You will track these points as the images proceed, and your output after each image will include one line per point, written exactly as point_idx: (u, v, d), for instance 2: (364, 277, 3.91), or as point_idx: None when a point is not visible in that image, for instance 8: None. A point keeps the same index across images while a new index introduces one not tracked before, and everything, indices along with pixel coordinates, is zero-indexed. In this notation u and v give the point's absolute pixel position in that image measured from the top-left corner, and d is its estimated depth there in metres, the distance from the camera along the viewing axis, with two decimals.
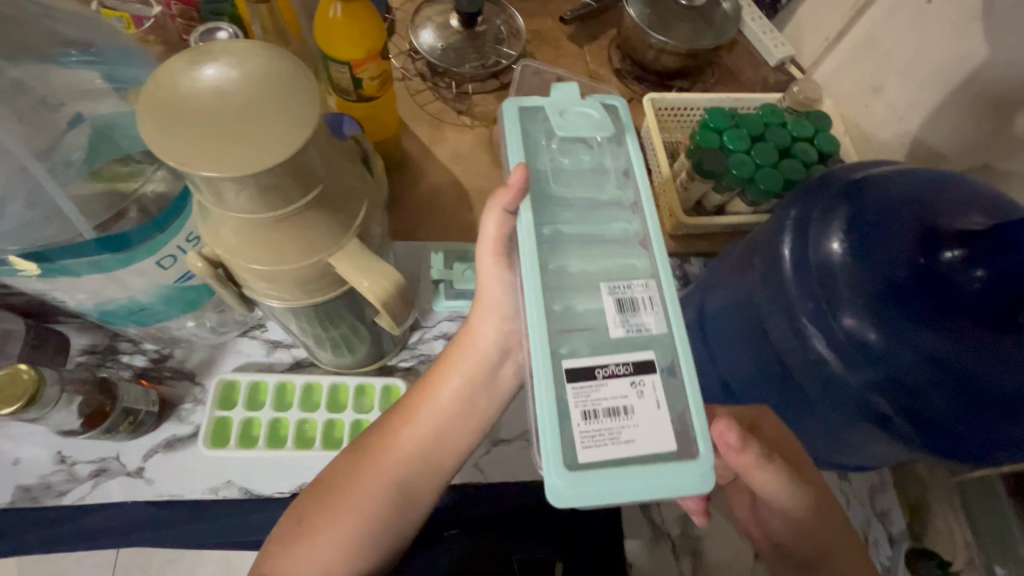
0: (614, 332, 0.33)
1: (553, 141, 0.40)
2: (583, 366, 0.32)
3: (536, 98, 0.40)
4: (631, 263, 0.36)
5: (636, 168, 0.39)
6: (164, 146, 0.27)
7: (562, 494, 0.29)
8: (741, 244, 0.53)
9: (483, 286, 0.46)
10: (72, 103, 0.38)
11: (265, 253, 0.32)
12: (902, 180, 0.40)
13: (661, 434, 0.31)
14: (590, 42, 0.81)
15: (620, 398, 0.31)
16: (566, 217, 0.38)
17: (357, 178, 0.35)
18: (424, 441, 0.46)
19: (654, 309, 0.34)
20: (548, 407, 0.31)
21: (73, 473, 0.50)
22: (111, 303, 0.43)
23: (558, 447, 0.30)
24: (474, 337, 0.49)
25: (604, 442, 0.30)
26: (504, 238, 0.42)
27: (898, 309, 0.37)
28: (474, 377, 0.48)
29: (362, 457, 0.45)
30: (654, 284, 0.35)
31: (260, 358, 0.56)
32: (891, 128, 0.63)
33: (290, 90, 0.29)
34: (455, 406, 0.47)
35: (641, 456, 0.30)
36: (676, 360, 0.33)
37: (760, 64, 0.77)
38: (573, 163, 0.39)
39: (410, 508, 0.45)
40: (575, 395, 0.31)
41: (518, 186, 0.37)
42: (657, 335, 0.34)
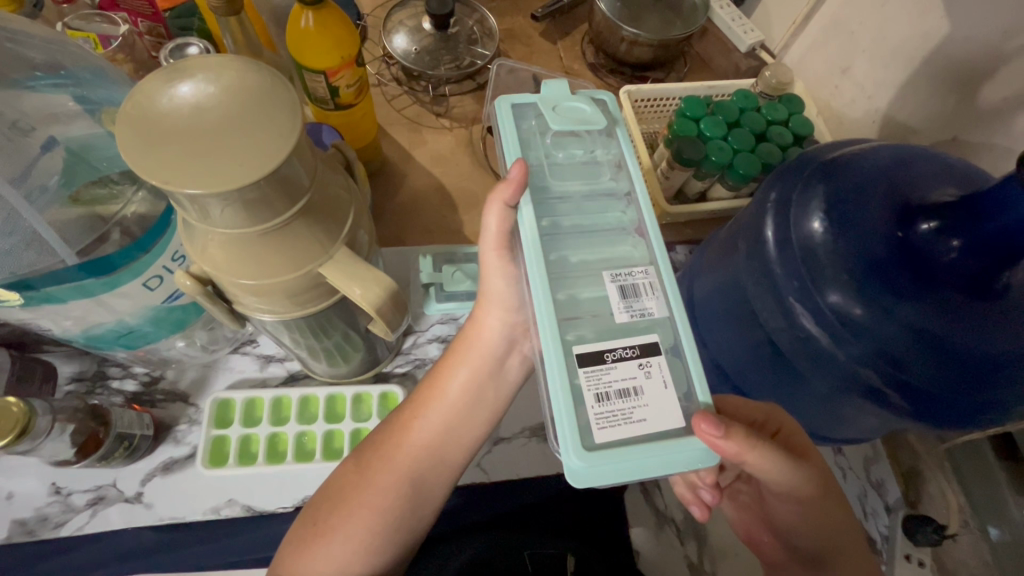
0: (619, 316, 0.34)
1: (546, 136, 0.40)
2: (592, 351, 0.32)
3: (530, 97, 0.41)
4: (627, 252, 0.37)
5: (629, 159, 0.40)
6: (144, 164, 0.26)
7: (581, 475, 0.30)
8: (723, 228, 0.53)
9: (485, 279, 0.46)
10: (45, 126, 0.38)
11: (255, 267, 0.32)
12: (876, 157, 0.41)
13: (670, 409, 0.32)
14: (562, 37, 0.81)
15: (630, 379, 0.32)
16: (560, 210, 0.38)
17: (343, 184, 0.35)
18: (427, 444, 0.46)
19: (655, 294, 0.35)
20: (563, 395, 0.31)
21: (70, 504, 0.50)
22: (98, 327, 0.42)
23: (575, 431, 0.31)
24: (472, 337, 0.49)
25: (619, 422, 0.31)
26: (507, 233, 0.42)
27: (881, 283, 0.38)
28: (474, 377, 0.48)
29: (365, 463, 0.45)
30: (653, 270, 0.36)
31: (253, 373, 0.56)
32: (862, 106, 0.65)
33: (268, 103, 0.29)
34: (456, 407, 0.47)
35: (654, 434, 0.31)
36: (679, 341, 0.34)
37: (731, 51, 0.78)
38: (565, 158, 0.40)
39: (421, 509, 0.45)
40: (588, 378, 0.32)
41: (517, 181, 0.37)
42: (658, 318, 0.35)
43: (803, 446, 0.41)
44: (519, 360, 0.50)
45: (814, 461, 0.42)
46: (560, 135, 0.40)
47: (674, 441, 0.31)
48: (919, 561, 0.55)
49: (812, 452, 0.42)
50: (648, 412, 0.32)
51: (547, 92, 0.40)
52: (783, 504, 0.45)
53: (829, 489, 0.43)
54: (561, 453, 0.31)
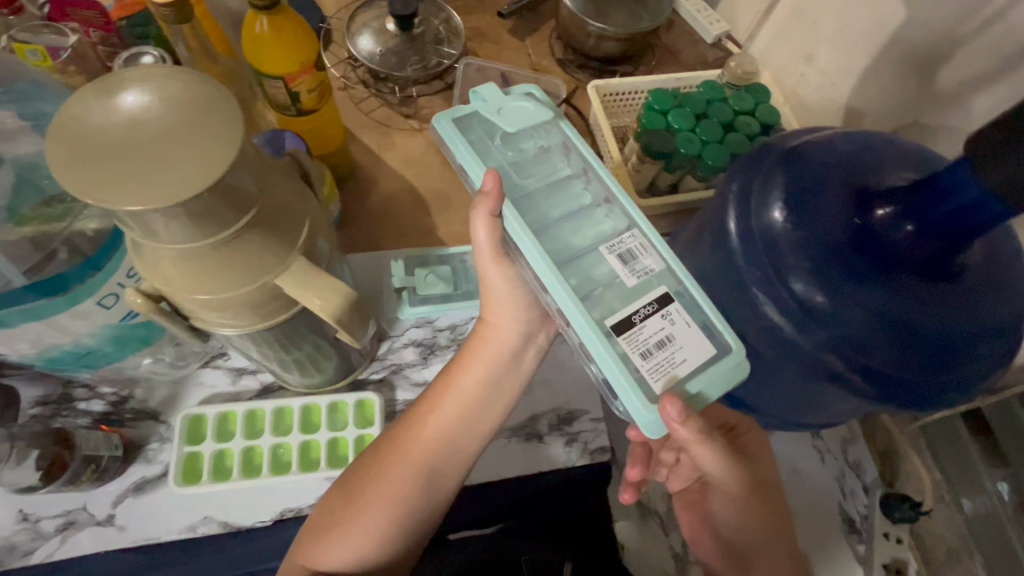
0: (629, 281, 0.35)
1: (497, 137, 0.40)
2: (619, 319, 0.34)
3: (464, 106, 0.40)
4: (604, 223, 0.38)
5: (574, 138, 0.40)
6: (79, 183, 0.26)
7: (655, 425, 0.32)
8: (691, 220, 0.52)
9: (488, 286, 0.46)
10: None
11: (208, 280, 0.31)
12: (836, 143, 0.41)
13: (702, 341, 0.34)
14: (530, 34, 0.81)
15: (661, 331, 0.34)
16: (539, 206, 0.38)
17: (296, 191, 0.35)
18: (439, 439, 0.46)
19: (650, 252, 0.36)
20: (612, 359, 0.33)
21: (39, 530, 0.48)
22: (54, 349, 0.41)
23: (636, 389, 0.32)
24: (487, 338, 0.49)
25: (668, 369, 0.33)
26: (500, 244, 0.40)
27: (842, 269, 0.38)
28: (488, 374, 0.48)
29: (375, 459, 0.46)
30: (638, 232, 0.37)
31: (225, 388, 0.55)
32: (827, 94, 0.66)
33: (209, 112, 0.28)
34: (470, 402, 0.47)
35: (700, 367, 0.33)
36: (682, 283, 0.36)
37: (698, 43, 0.79)
38: (520, 155, 0.40)
39: (433, 500, 0.46)
40: (628, 342, 0.33)
41: (495, 191, 0.36)
42: (659, 272, 0.36)
43: (757, 448, 0.50)
44: (534, 356, 0.51)
45: (764, 462, 0.50)
46: (529, 133, 0.40)
47: (715, 366, 0.34)
48: (898, 538, 0.55)
49: (763, 452, 0.51)
50: (686, 352, 0.34)
51: (481, 99, 0.40)
52: (724, 507, 0.49)
53: (769, 502, 0.49)
54: (633, 415, 0.32)
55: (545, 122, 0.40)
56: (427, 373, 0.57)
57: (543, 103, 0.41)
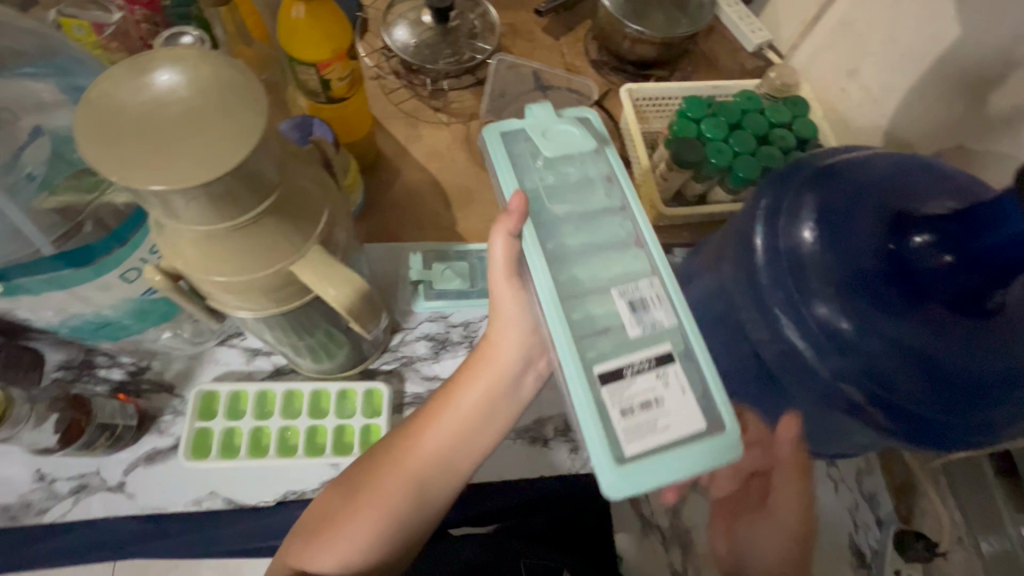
0: (632, 330, 0.34)
1: (538, 159, 0.40)
2: (609, 369, 0.33)
3: (515, 121, 0.41)
4: (630, 265, 0.37)
5: (619, 172, 0.40)
6: (103, 160, 0.26)
7: (617, 486, 0.31)
8: (718, 232, 0.50)
9: (495, 304, 0.45)
10: (29, 115, 0.38)
11: (225, 262, 0.31)
12: (873, 164, 0.40)
13: (692, 412, 0.33)
14: (565, 33, 0.80)
15: (650, 390, 0.33)
16: (562, 235, 0.38)
17: (318, 182, 0.34)
18: (437, 448, 0.45)
19: (664, 305, 0.35)
20: (586, 405, 0.32)
21: (53, 490, 0.50)
22: (77, 317, 0.42)
23: (605, 446, 0.32)
24: (488, 354, 0.47)
25: (646, 433, 0.32)
26: (513, 262, 0.41)
27: (870, 298, 0.37)
28: (488, 394, 0.46)
29: (378, 459, 0.45)
30: (658, 282, 0.36)
31: (239, 367, 0.55)
32: (868, 111, 0.64)
33: (235, 97, 0.28)
34: (463, 423, 0.46)
35: (680, 438, 0.32)
36: (690, 343, 0.34)
37: (738, 51, 0.77)
38: (559, 179, 0.40)
39: (440, 494, 0.45)
40: (611, 396, 0.33)
41: (518, 212, 0.36)
42: (669, 327, 0.35)
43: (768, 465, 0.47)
44: (534, 381, 0.48)
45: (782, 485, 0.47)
46: (572, 159, 0.40)
47: (702, 443, 0.32)
48: None
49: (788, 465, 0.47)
50: (671, 421, 0.32)
51: (532, 117, 0.40)
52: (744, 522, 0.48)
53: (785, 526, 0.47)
54: (595, 469, 0.32)
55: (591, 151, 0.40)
56: (437, 367, 0.58)
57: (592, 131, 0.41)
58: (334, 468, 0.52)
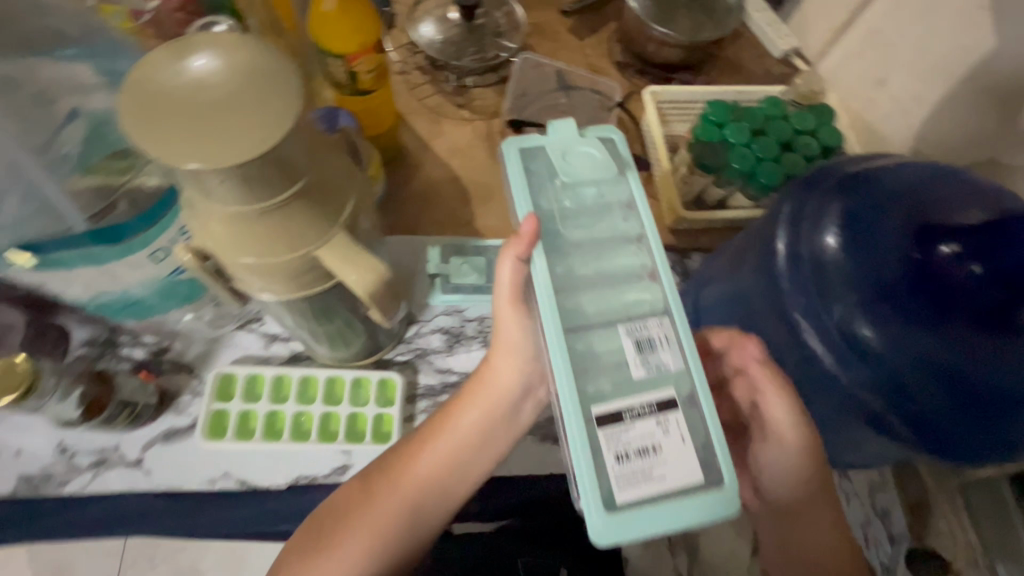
0: (636, 372, 0.34)
1: (555, 180, 0.39)
2: (608, 410, 0.33)
3: (534, 138, 0.40)
4: (641, 297, 0.36)
5: (639, 200, 0.39)
6: (143, 137, 0.27)
7: (606, 534, 0.30)
8: (740, 234, 0.49)
9: (500, 328, 0.45)
10: (67, 97, 0.40)
11: (252, 243, 0.32)
12: (905, 172, 0.39)
13: (689, 464, 0.32)
14: (591, 34, 0.80)
15: (649, 436, 0.32)
16: (572, 259, 0.37)
17: (345, 170, 0.35)
18: (446, 457, 0.46)
19: (671, 346, 0.35)
20: (582, 447, 0.32)
21: (74, 464, 0.51)
22: (106, 295, 0.43)
23: (597, 490, 0.31)
24: (488, 380, 0.47)
25: (639, 481, 0.31)
26: (520, 285, 0.41)
27: (894, 307, 0.36)
28: (486, 419, 0.47)
29: (389, 465, 0.46)
30: (668, 321, 0.36)
31: (257, 351, 0.56)
32: (895, 120, 0.63)
33: (271, 81, 0.29)
34: (468, 442, 0.47)
35: (676, 489, 0.31)
36: (695, 389, 0.34)
37: (763, 57, 0.77)
38: (575, 203, 0.39)
39: (450, 499, 0.46)
40: (607, 439, 0.32)
41: (529, 235, 0.36)
42: (676, 371, 0.34)
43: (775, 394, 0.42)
44: (532, 409, 0.50)
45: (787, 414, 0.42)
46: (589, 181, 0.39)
47: (696, 497, 0.31)
48: None
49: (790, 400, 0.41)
50: (667, 471, 0.32)
51: (555, 134, 0.39)
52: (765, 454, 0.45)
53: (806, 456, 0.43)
54: (583, 513, 0.31)
55: (610, 176, 0.39)
56: (451, 361, 0.58)
57: (613, 155, 0.40)
58: (346, 455, 0.53)
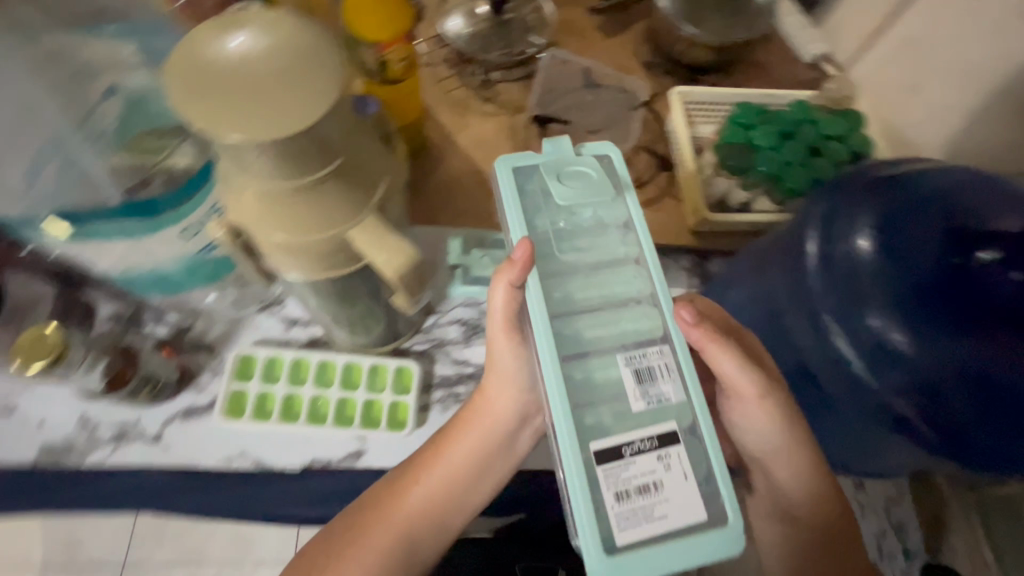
0: (636, 405, 0.34)
1: (552, 202, 0.39)
2: (608, 446, 0.32)
3: (530, 157, 0.39)
4: (640, 322, 0.36)
5: (637, 221, 0.39)
6: (187, 108, 0.27)
7: None
8: (760, 241, 0.48)
9: (494, 357, 0.44)
10: (105, 74, 0.43)
11: (284, 220, 0.32)
12: (942, 177, 0.39)
13: (691, 501, 0.32)
14: (618, 33, 0.79)
15: (649, 473, 0.32)
16: (570, 284, 0.37)
17: (377, 153, 0.35)
18: (440, 489, 0.46)
19: (671, 376, 0.35)
20: (582, 486, 0.31)
21: (95, 436, 0.52)
22: (136, 269, 0.43)
23: (598, 533, 0.31)
24: (484, 411, 0.47)
25: (640, 520, 0.31)
26: (514, 314, 0.40)
27: (926, 310, 0.36)
28: (482, 449, 0.47)
29: (382, 494, 0.47)
30: (668, 350, 0.35)
31: (277, 334, 0.57)
32: (926, 129, 0.62)
33: (313, 60, 0.29)
34: (464, 471, 0.47)
35: (677, 528, 0.31)
36: (696, 420, 0.34)
37: (793, 61, 0.76)
38: (572, 225, 0.38)
39: (447, 524, 0.47)
40: (606, 477, 0.32)
41: (523, 262, 0.35)
42: (676, 403, 0.34)
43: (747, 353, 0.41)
44: (529, 438, 0.50)
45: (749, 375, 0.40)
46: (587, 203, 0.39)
47: (698, 535, 0.31)
48: None
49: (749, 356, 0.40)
50: (668, 509, 0.32)
51: (551, 154, 0.39)
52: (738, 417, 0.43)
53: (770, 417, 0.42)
54: (583, 554, 0.31)
55: (608, 197, 0.39)
56: (468, 352, 0.58)
57: (610, 175, 0.39)
58: (361, 441, 0.54)
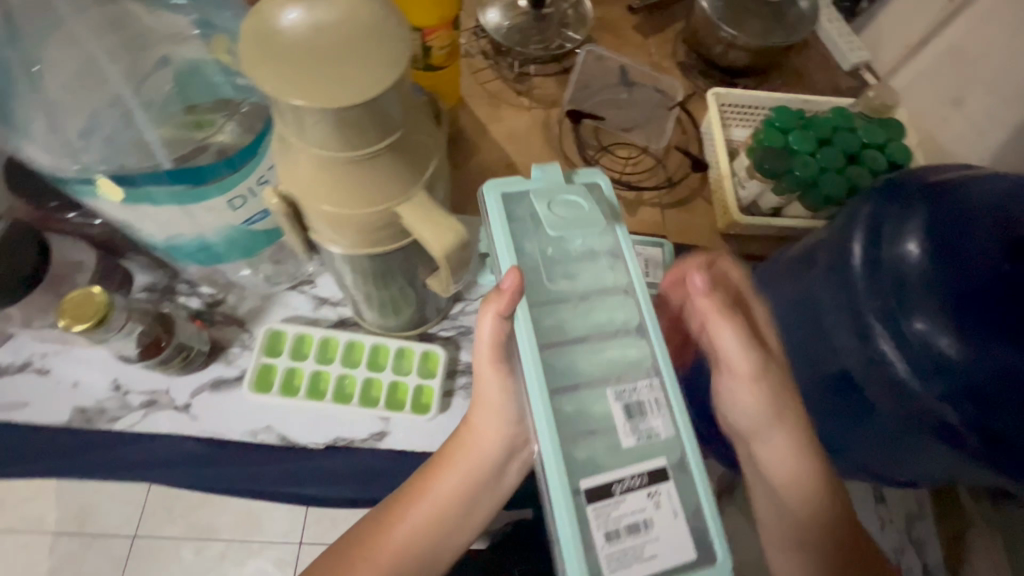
0: (626, 441, 0.32)
1: (541, 229, 0.37)
2: (597, 484, 0.31)
3: (520, 182, 0.38)
4: (630, 355, 0.35)
5: (627, 250, 0.37)
6: (258, 69, 0.28)
7: None
8: (797, 244, 0.50)
9: (480, 389, 0.42)
10: (162, 46, 0.43)
11: (336, 190, 0.32)
12: (993, 184, 0.38)
13: (681, 541, 0.31)
14: (655, 33, 0.79)
15: (639, 512, 0.31)
16: (562, 313, 0.35)
17: (430, 132, 0.35)
18: (424, 530, 0.45)
19: (662, 412, 0.33)
20: (568, 517, 0.30)
21: (126, 401, 0.53)
22: (180, 237, 0.44)
23: None
24: (469, 447, 0.46)
25: (630, 562, 0.30)
26: (500, 345, 0.38)
27: (976, 318, 0.35)
28: (468, 486, 0.46)
29: (366, 533, 0.45)
30: (658, 384, 0.34)
31: (307, 313, 0.57)
32: (967, 143, 0.61)
33: (379, 31, 0.29)
34: (449, 509, 0.46)
35: (667, 570, 0.30)
36: (687, 455, 0.32)
37: (832, 69, 0.75)
38: (562, 252, 0.37)
39: (436, 561, 0.46)
40: (596, 516, 0.30)
41: (511, 290, 0.34)
42: (667, 439, 0.33)
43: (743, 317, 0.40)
44: (517, 470, 0.48)
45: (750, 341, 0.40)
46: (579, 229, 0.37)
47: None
48: None
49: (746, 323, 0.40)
50: (658, 548, 0.30)
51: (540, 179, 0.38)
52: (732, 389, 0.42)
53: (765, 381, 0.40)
54: None
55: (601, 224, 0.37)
56: None
57: (601, 203, 0.38)
58: (384, 422, 0.54)
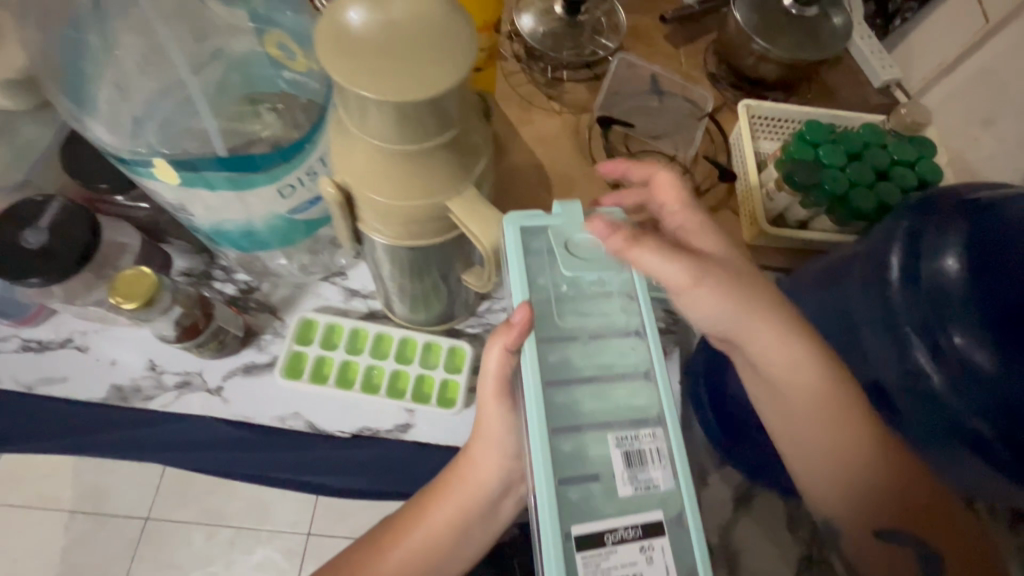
0: (623, 490, 0.31)
1: (555, 266, 0.36)
2: (589, 531, 0.30)
3: (538, 217, 0.37)
4: (636, 402, 0.34)
5: (642, 292, 0.36)
6: (329, 58, 0.30)
7: None
8: (829, 257, 0.51)
9: (483, 423, 0.43)
10: (215, 37, 0.44)
11: (389, 180, 0.33)
12: None
13: None
14: (686, 44, 0.80)
15: (630, 565, 0.30)
16: (569, 350, 0.35)
17: (480, 130, 0.37)
18: (414, 561, 0.45)
19: (663, 463, 0.32)
20: (556, 564, 0.29)
21: (161, 381, 0.55)
22: (229, 222, 0.45)
23: None
24: (465, 481, 0.46)
25: None
26: (504, 377, 0.39)
27: (1016, 338, 0.35)
28: (461, 518, 0.46)
29: (359, 558, 0.46)
30: (662, 434, 0.33)
31: (337, 303, 0.59)
32: (997, 164, 0.62)
33: (448, 27, 0.30)
34: (441, 542, 0.46)
35: None
36: (684, 509, 0.32)
37: (863, 85, 0.75)
38: (576, 289, 0.36)
39: None
40: (585, 565, 0.30)
41: (520, 325, 0.33)
42: (665, 491, 0.32)
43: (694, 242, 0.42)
44: (512, 505, 0.48)
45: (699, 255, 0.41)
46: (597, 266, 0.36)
47: None
48: None
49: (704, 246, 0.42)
50: None
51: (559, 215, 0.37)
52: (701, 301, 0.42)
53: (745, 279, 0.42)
54: None
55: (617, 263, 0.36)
56: None
57: None
58: (410, 413, 0.55)
